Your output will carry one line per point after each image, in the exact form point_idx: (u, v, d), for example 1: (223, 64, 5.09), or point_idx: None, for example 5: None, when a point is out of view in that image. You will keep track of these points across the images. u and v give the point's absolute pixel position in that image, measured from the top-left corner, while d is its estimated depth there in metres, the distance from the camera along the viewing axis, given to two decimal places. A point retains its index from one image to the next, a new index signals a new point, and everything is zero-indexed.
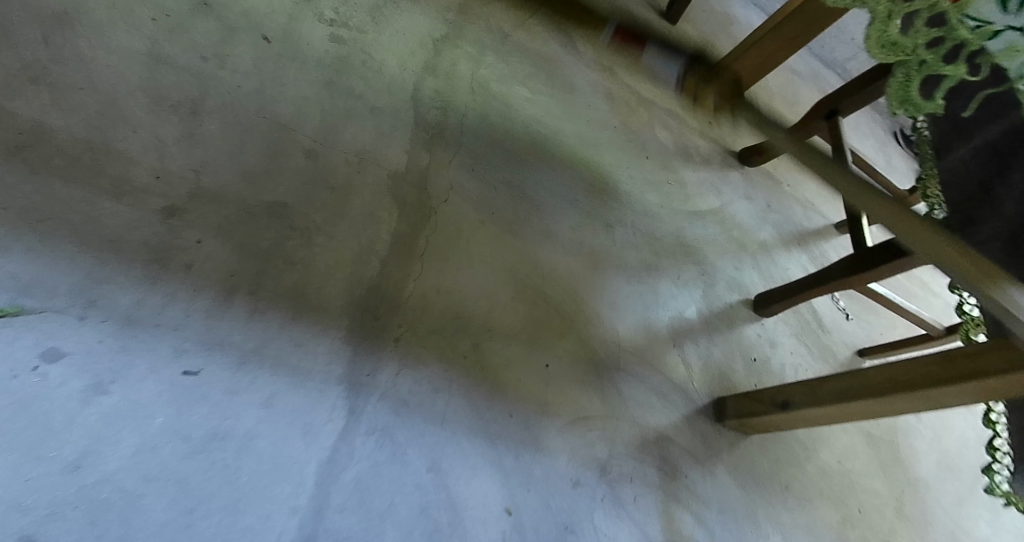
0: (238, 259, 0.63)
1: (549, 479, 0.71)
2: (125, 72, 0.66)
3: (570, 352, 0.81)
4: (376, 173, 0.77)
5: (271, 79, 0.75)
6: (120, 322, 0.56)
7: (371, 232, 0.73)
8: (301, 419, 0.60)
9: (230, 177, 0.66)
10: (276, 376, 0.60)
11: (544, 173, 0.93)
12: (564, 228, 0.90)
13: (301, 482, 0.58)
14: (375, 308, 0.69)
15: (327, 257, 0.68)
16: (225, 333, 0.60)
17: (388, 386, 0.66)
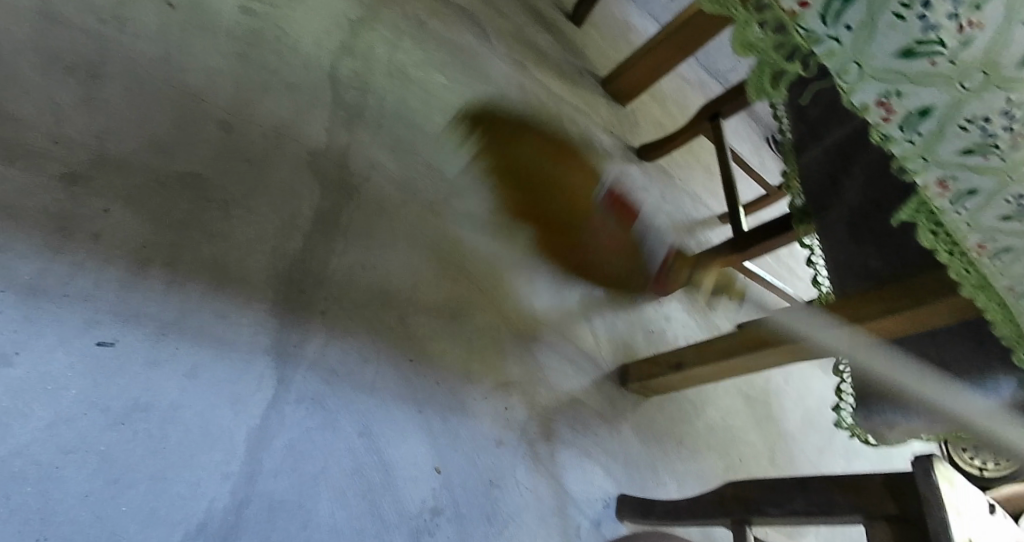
0: (153, 229, 0.60)
1: (474, 439, 0.72)
2: (14, 30, 0.61)
3: (493, 324, 0.83)
4: (294, 149, 0.75)
5: (179, 48, 0.71)
6: (21, 292, 0.51)
7: (291, 206, 0.71)
8: (224, 386, 0.58)
9: (137, 147, 0.62)
10: (198, 347, 0.58)
11: (461, 157, 0.95)
12: (481, 209, 0.93)
13: (232, 449, 0.56)
14: (300, 282, 0.67)
15: (246, 229, 0.66)
16: (140, 304, 0.56)
17: (316, 355, 0.65)
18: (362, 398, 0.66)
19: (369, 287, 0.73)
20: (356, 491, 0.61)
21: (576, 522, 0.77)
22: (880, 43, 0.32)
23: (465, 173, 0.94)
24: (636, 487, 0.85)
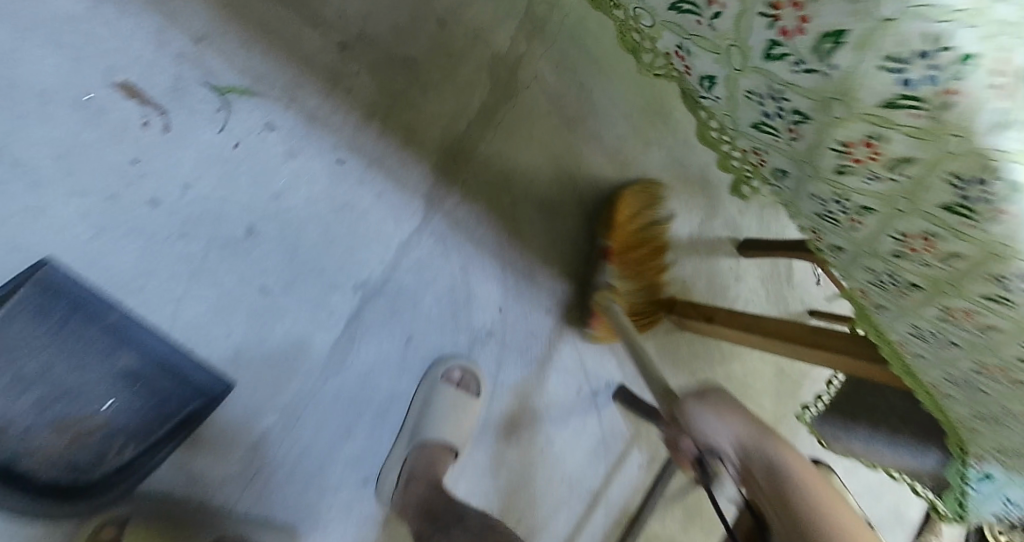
0: (380, 94, 0.88)
1: (530, 302, 1.03)
2: None
3: (579, 232, 1.05)
4: (483, 51, 0.95)
5: None
6: (306, 117, 0.84)
7: (465, 98, 0.94)
8: (395, 211, 0.90)
9: (384, 29, 0.88)
10: (384, 181, 0.89)
11: (612, 83, 1.04)
12: (611, 135, 1.06)
13: (387, 248, 0.89)
14: (454, 156, 0.94)
15: (434, 107, 0.92)
16: (363, 142, 0.87)
17: (450, 209, 0.94)
18: (469, 247, 0.96)
19: (495, 176, 0.98)
20: (445, 303, 0.95)
21: (579, 385, 1.09)
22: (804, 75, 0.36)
23: (608, 98, 1.05)
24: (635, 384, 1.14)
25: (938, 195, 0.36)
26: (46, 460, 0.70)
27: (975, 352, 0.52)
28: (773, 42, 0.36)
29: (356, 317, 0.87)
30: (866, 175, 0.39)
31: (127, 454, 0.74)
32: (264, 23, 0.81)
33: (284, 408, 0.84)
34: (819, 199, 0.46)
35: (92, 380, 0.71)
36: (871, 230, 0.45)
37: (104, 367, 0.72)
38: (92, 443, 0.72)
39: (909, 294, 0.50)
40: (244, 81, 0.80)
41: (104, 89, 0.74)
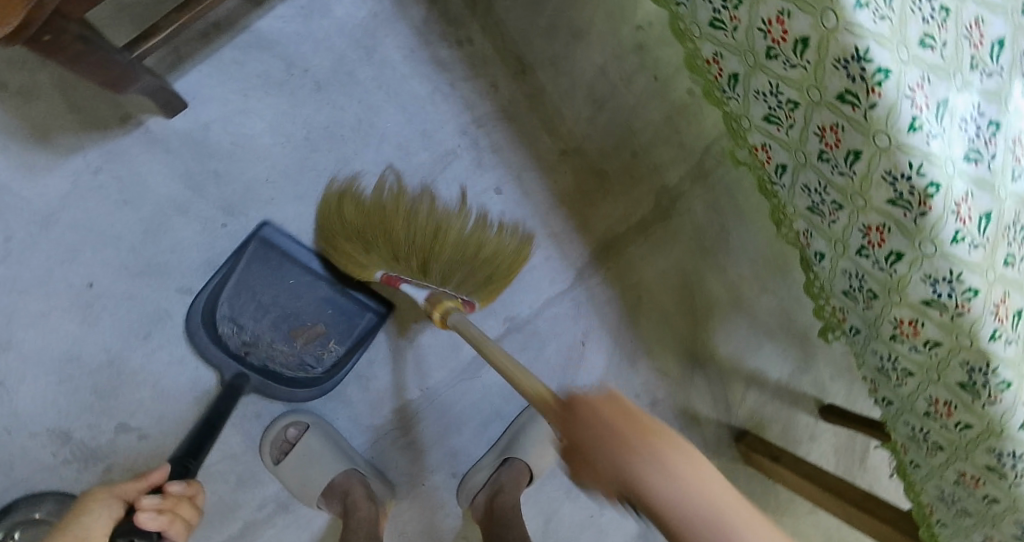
0: (574, 192, 1.09)
1: (626, 387, 1.15)
2: (564, 44, 1.06)
3: (684, 346, 1.18)
4: (653, 182, 1.13)
5: (632, 84, 1.10)
6: (516, 190, 1.05)
7: (631, 210, 1.12)
8: (554, 274, 1.09)
9: (593, 146, 1.09)
10: (549, 250, 1.08)
11: (749, 232, 1.18)
12: (735, 272, 1.19)
13: (535, 302, 1.08)
14: (608, 253, 1.12)
15: (606, 211, 1.11)
16: (547, 221, 1.08)
17: (590, 288, 1.11)
18: (593, 322, 1.12)
19: (627, 276, 1.13)
20: (559, 361, 1.10)
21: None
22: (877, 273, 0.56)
23: (742, 244, 1.18)
24: None
25: (957, 373, 0.54)
26: (282, 362, 0.89)
27: (985, 524, 0.64)
28: (861, 246, 0.56)
29: (497, 342, 1.06)
30: (906, 345, 0.58)
31: (338, 354, 0.92)
32: (505, 111, 1.03)
33: (426, 389, 1.03)
34: (882, 357, 0.64)
35: (302, 299, 0.90)
36: (915, 389, 0.62)
37: (310, 291, 0.90)
38: (312, 345, 0.91)
39: (938, 453, 0.65)
40: (486, 157, 1.02)
41: (411, 136, 0.97)
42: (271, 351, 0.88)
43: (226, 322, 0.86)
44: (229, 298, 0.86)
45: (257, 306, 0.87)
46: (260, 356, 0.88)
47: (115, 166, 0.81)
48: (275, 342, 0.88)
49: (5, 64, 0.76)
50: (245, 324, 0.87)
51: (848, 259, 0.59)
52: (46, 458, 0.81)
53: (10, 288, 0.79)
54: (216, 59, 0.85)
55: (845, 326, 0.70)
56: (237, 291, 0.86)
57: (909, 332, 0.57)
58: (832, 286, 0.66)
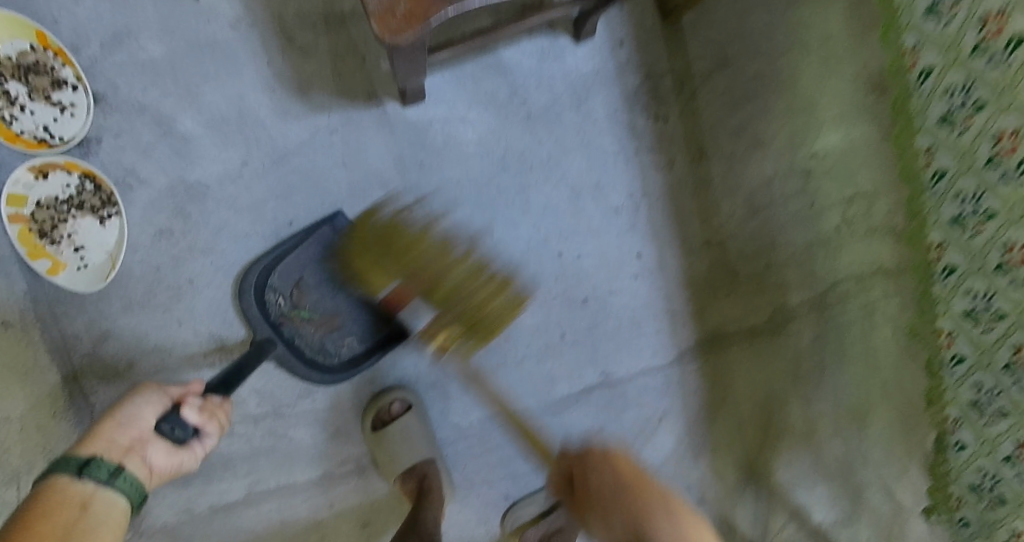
0: (705, 281, 1.14)
1: (679, 475, 1.17)
2: (742, 148, 1.12)
3: (748, 456, 1.20)
4: (773, 298, 1.17)
5: (789, 204, 1.15)
6: (654, 262, 1.11)
7: (748, 316, 1.16)
8: (658, 347, 1.13)
9: (737, 246, 1.14)
10: (662, 326, 1.13)
11: (841, 375, 1.22)
12: (819, 406, 1.22)
13: (635, 367, 1.12)
14: (712, 344, 1.16)
15: (726, 307, 1.15)
16: (671, 297, 1.12)
17: (686, 371, 1.15)
18: (675, 403, 1.15)
19: (721, 373, 1.17)
20: (633, 429, 1.14)
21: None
22: None
23: (832, 384, 1.22)
24: None
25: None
26: (307, 342, 0.95)
27: None
28: None
29: (588, 390, 1.11)
30: None
31: (355, 348, 0.97)
32: (671, 189, 1.10)
33: (514, 409, 1.09)
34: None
35: (341, 295, 0.95)
36: None
37: (351, 290, 0.95)
38: (335, 335, 0.96)
39: None
40: (641, 225, 1.09)
41: (586, 186, 1.06)
42: (300, 328, 0.94)
43: (275, 287, 0.93)
44: (281, 269, 0.93)
45: (303, 287, 0.93)
46: (291, 329, 0.93)
47: (348, 132, 0.94)
48: (304, 320, 0.94)
49: (301, 24, 0.91)
50: (289, 296, 0.93)
51: None
52: (198, 355, 0.93)
53: (230, 206, 0.92)
54: (458, 71, 0.98)
55: None
56: (297, 268, 0.93)
57: None
58: None
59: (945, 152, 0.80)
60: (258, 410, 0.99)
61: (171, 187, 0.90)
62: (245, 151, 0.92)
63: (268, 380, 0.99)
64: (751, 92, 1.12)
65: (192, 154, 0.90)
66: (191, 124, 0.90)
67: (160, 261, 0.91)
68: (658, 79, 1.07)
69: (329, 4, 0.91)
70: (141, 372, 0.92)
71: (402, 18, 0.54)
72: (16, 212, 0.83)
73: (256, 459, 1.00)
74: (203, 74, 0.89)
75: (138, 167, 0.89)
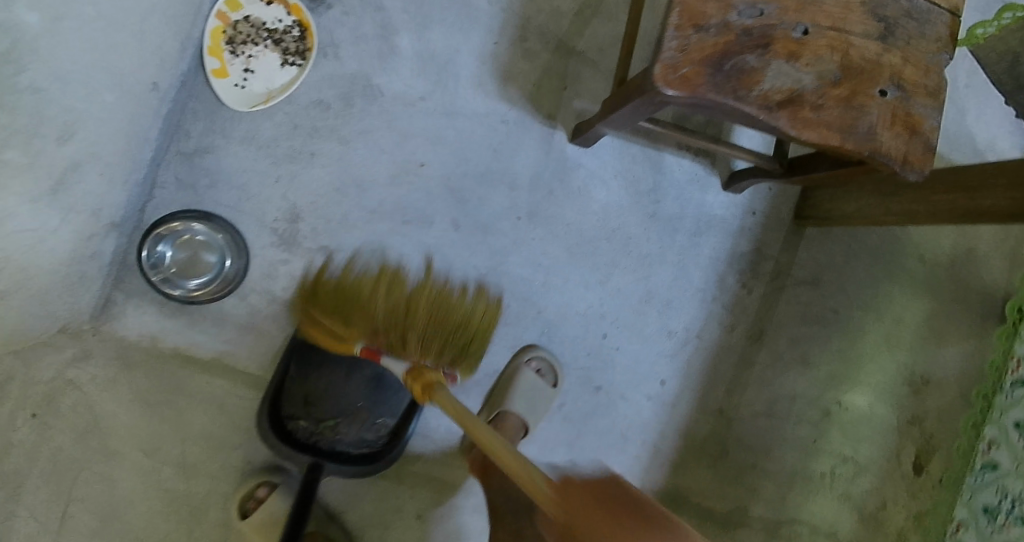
0: (702, 442, 1.16)
1: None
2: (792, 353, 1.18)
3: None
4: (745, 500, 1.17)
5: (798, 427, 1.18)
6: (670, 398, 1.15)
7: (714, 500, 1.16)
8: (629, 472, 1.14)
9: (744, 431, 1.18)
10: (643, 455, 1.15)
11: None
12: None
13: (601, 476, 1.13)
14: (674, 502, 1.15)
15: (701, 480, 1.16)
16: (666, 436, 1.15)
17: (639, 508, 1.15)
18: None
19: None
20: None
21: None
22: None
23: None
24: None
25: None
26: (348, 444, 0.99)
27: None
28: None
29: (550, 466, 1.10)
30: None
31: (392, 423, 1.01)
32: (721, 348, 1.16)
33: None
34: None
35: (352, 384, 1.00)
36: None
37: (358, 375, 1.00)
38: (368, 422, 1.00)
39: None
40: (680, 359, 1.15)
41: (659, 299, 1.13)
42: (337, 435, 0.98)
43: (295, 415, 0.97)
44: (294, 376, 0.97)
45: (317, 401, 0.98)
46: (330, 440, 0.98)
47: (515, 130, 1.03)
48: (333, 428, 0.98)
49: (539, 32, 1.03)
50: (310, 416, 0.98)
51: None
52: (268, 217, 0.96)
53: (385, 118, 0.99)
54: (625, 146, 1.08)
55: None
56: (301, 387, 0.98)
57: None
58: None
59: (1008, 452, 0.88)
60: (280, 293, 0.97)
61: (355, 75, 0.97)
62: (429, 90, 1.00)
63: (304, 276, 0.98)
64: (822, 313, 1.20)
65: (391, 64, 0.98)
66: (407, 45, 0.99)
67: (301, 123, 0.96)
68: (765, 258, 1.17)
69: (569, 34, 1.04)
70: (213, 197, 0.94)
71: (678, 78, 0.67)
72: (226, 11, 0.91)
73: (246, 335, 0.97)
74: (442, 14, 1.00)
75: (343, 44, 0.96)
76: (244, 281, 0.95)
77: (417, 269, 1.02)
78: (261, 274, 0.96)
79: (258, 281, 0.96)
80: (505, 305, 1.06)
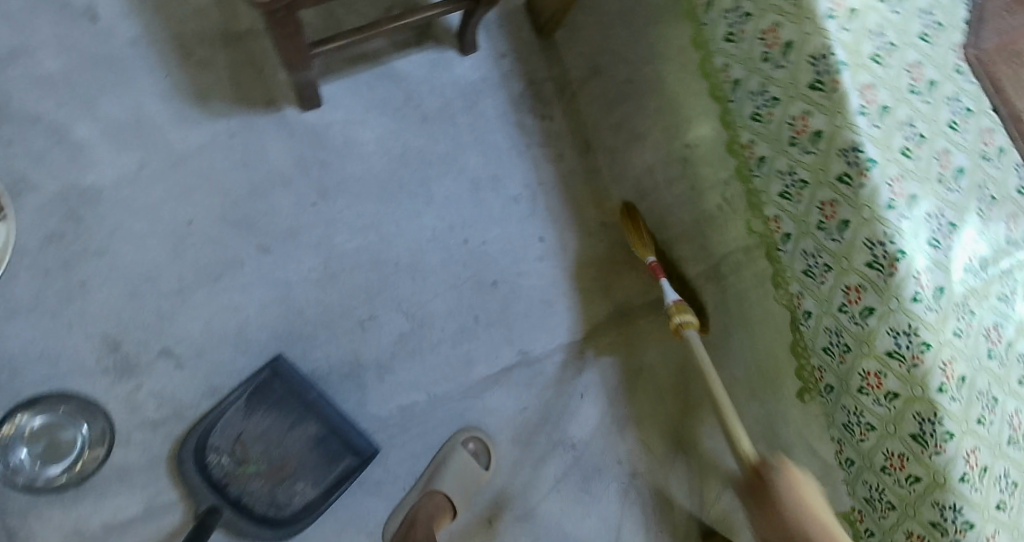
0: (609, 256, 1.22)
1: (606, 451, 1.18)
2: (621, 135, 1.24)
3: (667, 427, 1.21)
4: (675, 272, 1.25)
5: (662, 176, 1.26)
6: (556, 246, 1.19)
7: (650, 289, 1.23)
8: (571, 324, 1.19)
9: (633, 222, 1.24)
10: (571, 304, 1.19)
11: (744, 342, 1.28)
12: (731, 373, 1.28)
13: (551, 343, 1.17)
14: (624, 316, 1.22)
15: (631, 285, 1.22)
16: (579, 277, 1.20)
17: (599, 343, 1.20)
18: (592, 376, 1.19)
19: (633, 347, 1.21)
20: (556, 406, 1.16)
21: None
22: (878, 343, 0.64)
23: (739, 354, 1.28)
24: None
25: (928, 514, 0.61)
26: (258, 500, 0.98)
27: None
28: (865, 311, 0.65)
29: (506, 370, 1.14)
30: (877, 394, 0.66)
31: (309, 486, 1.00)
32: (563, 177, 1.21)
33: (432, 395, 1.09)
34: (871, 486, 0.71)
35: (292, 436, 1.00)
36: (874, 444, 0.69)
37: (299, 430, 1.00)
38: (285, 484, 0.99)
39: (890, 514, 0.68)
40: (538, 209, 1.19)
41: (483, 176, 1.15)
42: (248, 488, 0.97)
43: (219, 450, 0.97)
44: (221, 429, 0.97)
45: (245, 441, 0.98)
46: (240, 490, 0.97)
47: (246, 134, 1.04)
48: (252, 476, 0.98)
49: (199, 41, 1.03)
50: (231, 453, 0.97)
51: (844, 333, 0.69)
52: (90, 362, 0.96)
53: (124, 208, 0.99)
54: (352, 78, 1.09)
55: (834, 419, 0.76)
56: (241, 421, 0.98)
57: (872, 382, 0.67)
58: (832, 373, 0.74)
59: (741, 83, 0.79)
60: (157, 413, 0.97)
61: (63, 191, 0.98)
62: (142, 157, 1.00)
63: (167, 383, 0.98)
64: (616, 85, 1.24)
65: (87, 160, 0.99)
66: (85, 131, 0.99)
67: (49, 265, 0.96)
68: (541, 82, 1.21)
69: (226, 24, 1.04)
70: (23, 380, 0.94)
71: None
72: None
73: (155, 468, 0.96)
74: (101, 87, 1.00)
75: (33, 175, 0.97)
76: (113, 428, 0.96)
77: (265, 307, 1.03)
78: (125, 410, 0.96)
79: (127, 418, 0.96)
80: (362, 277, 1.07)
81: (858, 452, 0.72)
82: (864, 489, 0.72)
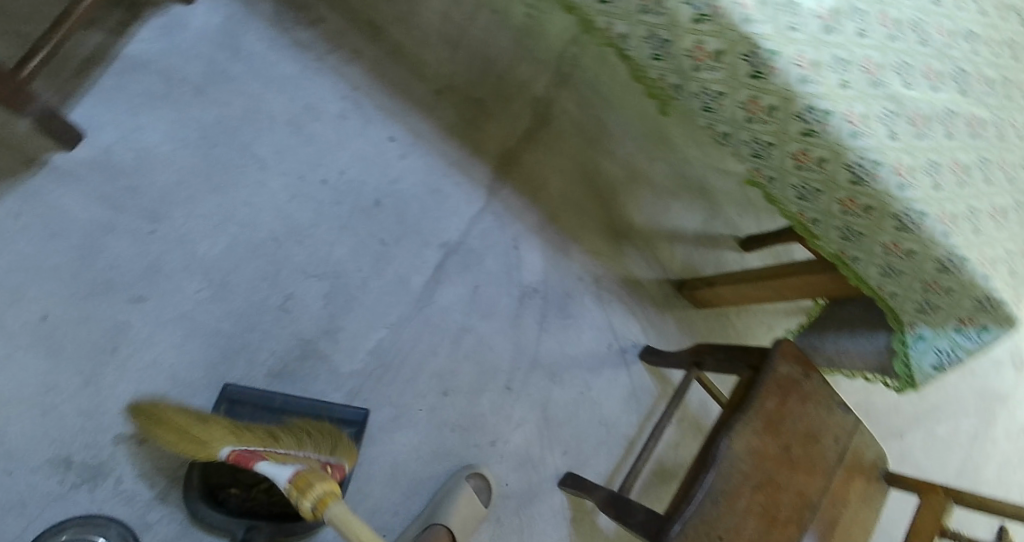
0: (461, 115, 1.22)
1: (564, 274, 1.26)
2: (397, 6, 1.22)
3: (601, 220, 1.30)
4: (526, 97, 1.28)
5: (459, 23, 1.25)
6: (409, 135, 1.18)
7: (515, 123, 1.26)
8: (468, 194, 1.20)
9: (462, 74, 1.23)
10: (457, 176, 1.20)
11: (619, 116, 1.35)
12: (623, 149, 1.34)
13: (461, 219, 1.19)
14: (507, 160, 1.25)
15: (498, 128, 1.25)
16: (448, 148, 1.20)
17: (501, 193, 1.23)
18: (514, 224, 1.23)
19: (532, 177, 1.26)
20: (500, 267, 1.21)
21: (609, 341, 1.28)
22: (682, 20, 0.67)
23: (619, 129, 1.35)
24: (655, 330, 1.32)
25: (799, 123, 0.69)
26: (283, 505, 0.95)
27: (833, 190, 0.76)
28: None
29: (439, 266, 1.16)
30: (708, 61, 0.71)
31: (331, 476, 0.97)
32: (373, 71, 1.17)
33: (392, 324, 1.11)
34: (750, 139, 0.79)
35: None
36: (730, 102, 0.75)
37: None
38: None
39: (774, 147, 0.77)
40: (371, 111, 1.16)
41: (299, 112, 1.11)
42: (271, 499, 0.94)
43: (223, 483, 0.93)
44: (215, 464, 0.93)
45: (243, 465, 0.95)
46: (262, 505, 0.93)
47: (34, 205, 0.95)
48: (269, 490, 0.95)
49: None
50: (239, 484, 0.94)
51: (658, 34, 0.73)
52: (55, 487, 0.89)
53: None
54: (96, 91, 1.01)
55: (694, 108, 0.82)
56: None
57: (698, 54, 0.71)
58: (670, 73, 0.79)
59: None
60: (155, 491, 0.92)
61: None
62: None
63: (144, 459, 0.93)
64: None
65: None
66: None
67: None
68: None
69: None
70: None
71: None
72: None
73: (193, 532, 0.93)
74: None
75: None
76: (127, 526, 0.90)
77: (185, 347, 0.98)
78: (124, 505, 0.91)
79: (130, 511, 0.91)
80: (254, 269, 1.03)
81: (724, 118, 0.80)
82: (746, 143, 0.80)
